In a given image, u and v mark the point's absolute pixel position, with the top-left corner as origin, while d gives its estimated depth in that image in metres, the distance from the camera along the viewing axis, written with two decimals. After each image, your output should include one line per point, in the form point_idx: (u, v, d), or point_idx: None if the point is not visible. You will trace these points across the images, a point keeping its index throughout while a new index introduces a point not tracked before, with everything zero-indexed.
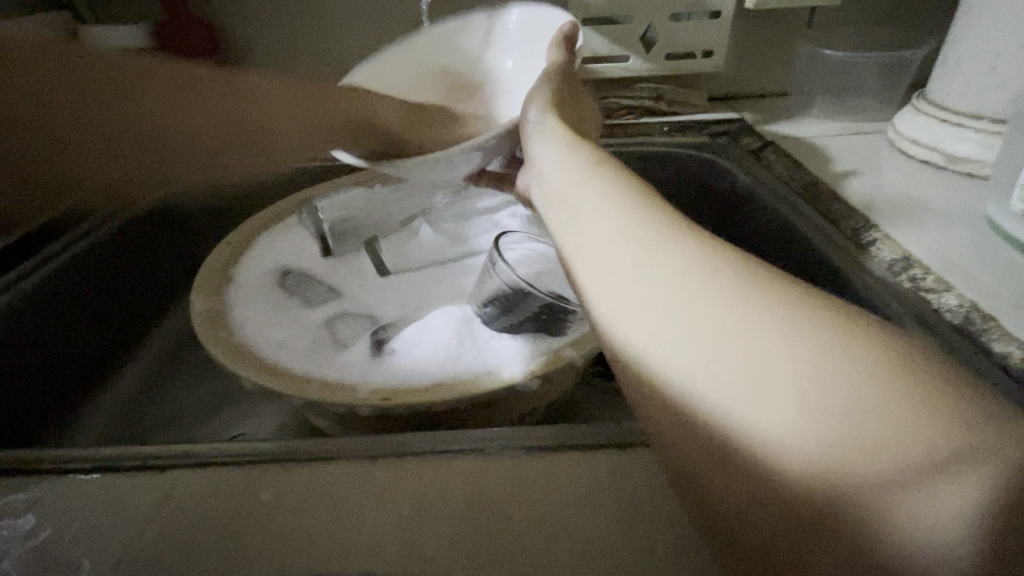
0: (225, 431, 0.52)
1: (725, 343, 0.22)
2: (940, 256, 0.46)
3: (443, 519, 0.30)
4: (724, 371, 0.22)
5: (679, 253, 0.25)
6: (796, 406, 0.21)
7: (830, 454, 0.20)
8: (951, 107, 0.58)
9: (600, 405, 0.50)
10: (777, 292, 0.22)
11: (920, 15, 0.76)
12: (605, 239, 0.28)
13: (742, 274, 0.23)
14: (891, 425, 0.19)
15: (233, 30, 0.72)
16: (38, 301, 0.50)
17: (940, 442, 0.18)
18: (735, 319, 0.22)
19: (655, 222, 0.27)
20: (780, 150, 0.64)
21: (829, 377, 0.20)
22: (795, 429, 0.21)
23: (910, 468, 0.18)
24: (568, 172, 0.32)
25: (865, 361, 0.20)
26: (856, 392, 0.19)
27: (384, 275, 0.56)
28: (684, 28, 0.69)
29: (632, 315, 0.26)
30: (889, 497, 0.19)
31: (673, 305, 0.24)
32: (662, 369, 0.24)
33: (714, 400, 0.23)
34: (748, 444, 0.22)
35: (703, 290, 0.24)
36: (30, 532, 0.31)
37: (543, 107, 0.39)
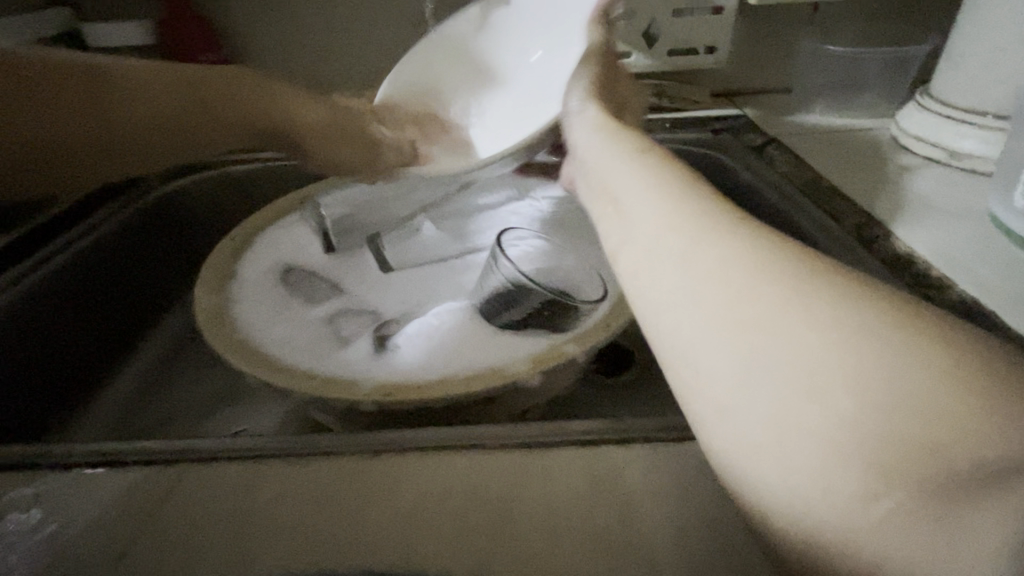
0: (227, 427, 0.52)
1: (769, 340, 0.21)
2: (941, 253, 0.46)
3: (444, 513, 0.31)
4: (766, 371, 0.21)
5: (726, 242, 0.23)
6: (844, 411, 0.19)
7: (876, 465, 0.19)
8: (955, 103, 0.58)
9: (600, 402, 0.50)
10: (832, 290, 0.21)
11: (923, 10, 0.76)
12: (642, 222, 0.26)
13: (794, 268, 0.22)
14: (946, 437, 0.18)
15: (235, 26, 0.72)
16: (36, 296, 0.50)
17: (992, 456, 0.18)
18: (784, 315, 0.21)
19: (695, 208, 0.25)
20: (782, 146, 0.64)
21: (889, 378, 0.19)
22: (842, 437, 0.19)
23: (956, 483, 0.18)
24: (605, 155, 0.30)
25: (928, 368, 0.18)
26: (916, 399, 0.18)
27: (387, 271, 0.56)
28: (686, 23, 0.69)
29: (668, 306, 0.23)
30: (932, 514, 0.18)
31: (715, 297, 0.22)
32: (696, 363, 0.22)
33: (753, 398, 0.21)
34: (782, 450, 0.20)
35: (752, 282, 0.22)
36: (36, 525, 0.31)
37: (583, 96, 0.37)
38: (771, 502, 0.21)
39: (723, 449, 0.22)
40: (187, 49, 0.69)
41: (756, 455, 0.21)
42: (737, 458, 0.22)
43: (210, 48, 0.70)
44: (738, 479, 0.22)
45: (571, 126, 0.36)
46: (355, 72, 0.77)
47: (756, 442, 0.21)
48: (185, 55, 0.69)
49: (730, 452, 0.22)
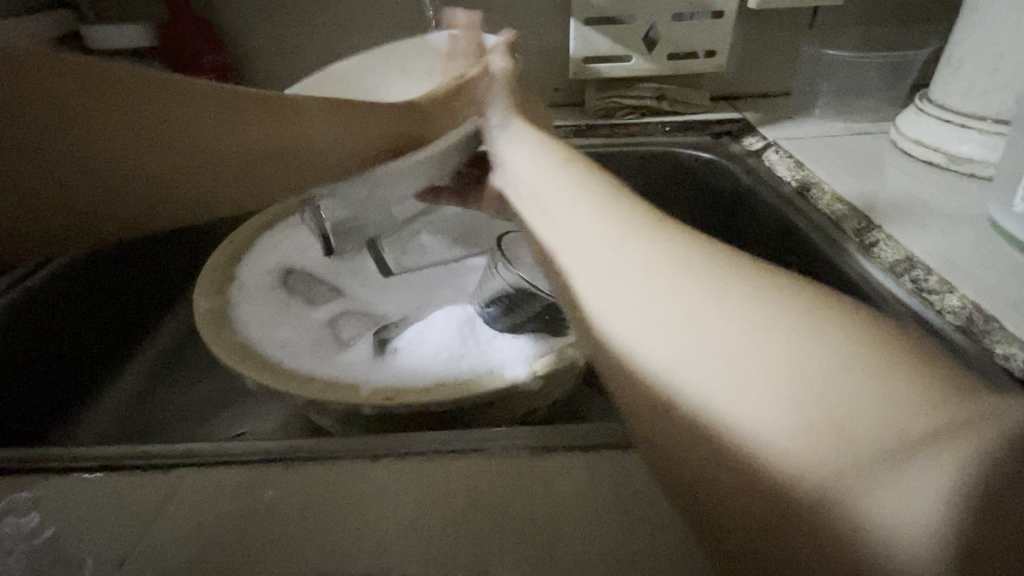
0: (228, 430, 0.52)
1: (704, 333, 0.24)
2: (941, 257, 0.46)
3: (445, 517, 0.30)
4: (704, 360, 0.24)
5: (653, 248, 0.27)
6: (770, 392, 0.22)
7: (807, 439, 0.21)
8: (954, 108, 0.58)
9: (600, 405, 0.50)
10: (750, 288, 0.24)
11: (923, 15, 0.76)
12: (588, 235, 0.30)
13: (723, 269, 0.25)
14: (863, 409, 0.20)
15: (236, 30, 0.73)
16: (35, 301, 0.50)
17: (916, 426, 0.19)
18: (710, 310, 0.24)
19: (643, 222, 0.29)
20: (783, 150, 0.64)
21: (811, 358, 0.21)
22: (771, 416, 0.22)
23: (888, 455, 0.19)
24: (547, 175, 0.36)
25: (838, 349, 0.21)
26: (828, 376, 0.21)
27: (387, 276, 0.57)
28: (685, 28, 0.69)
29: (620, 307, 0.27)
30: (870, 484, 0.19)
31: (654, 296, 0.26)
32: (658, 356, 0.25)
33: (706, 383, 0.24)
34: (725, 431, 0.23)
35: (683, 284, 0.25)
36: (33, 530, 0.31)
37: (506, 112, 0.46)
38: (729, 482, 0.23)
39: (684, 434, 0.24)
40: (189, 52, 0.68)
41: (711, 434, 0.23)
42: (698, 441, 0.24)
43: (210, 50, 0.69)
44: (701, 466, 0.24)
45: (502, 137, 0.44)
46: None
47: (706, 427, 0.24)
48: (186, 58, 0.69)
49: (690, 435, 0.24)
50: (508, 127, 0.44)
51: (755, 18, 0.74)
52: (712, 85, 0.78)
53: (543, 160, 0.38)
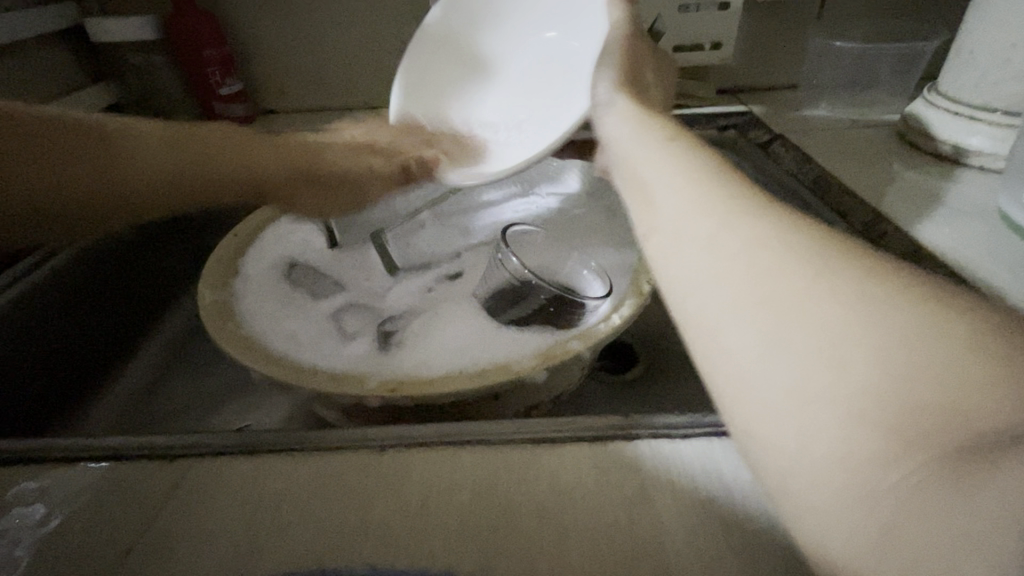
0: (233, 422, 0.52)
1: (794, 312, 0.18)
2: (952, 250, 0.46)
3: (452, 508, 0.30)
4: (794, 341, 0.18)
5: (759, 226, 0.20)
6: (867, 377, 0.17)
7: (901, 429, 0.17)
8: (964, 99, 0.57)
9: (607, 398, 0.50)
10: (856, 266, 0.19)
11: (932, 7, 0.75)
12: (674, 208, 0.23)
13: (822, 244, 0.20)
14: (973, 400, 0.16)
15: (239, 22, 0.72)
16: (38, 295, 0.51)
17: (1021, 417, 0.16)
18: (815, 290, 0.18)
19: (726, 186, 0.22)
20: (790, 143, 0.63)
21: (909, 343, 0.17)
22: (866, 406, 0.17)
23: (977, 446, 0.16)
24: (639, 147, 0.27)
25: (953, 337, 0.17)
26: (943, 365, 0.17)
27: (391, 271, 0.55)
28: (691, 20, 0.69)
29: (697, 284, 0.21)
30: (957, 477, 0.17)
31: (740, 270, 0.20)
32: (724, 337, 0.20)
33: (777, 371, 0.18)
34: (806, 421, 0.18)
35: (780, 259, 0.19)
36: (40, 521, 0.31)
37: (611, 87, 0.34)
38: (792, 477, 0.18)
39: (744, 429, 0.19)
40: (192, 45, 0.68)
41: (772, 432, 0.19)
42: (756, 437, 0.19)
43: (213, 44, 0.69)
44: (755, 454, 0.19)
45: (603, 119, 0.33)
46: (361, 69, 0.77)
47: (778, 418, 0.18)
48: (188, 51, 0.68)
49: (749, 430, 0.19)
50: (615, 105, 0.32)
51: (761, 10, 0.73)
52: (717, 78, 0.78)
53: (638, 134, 0.28)
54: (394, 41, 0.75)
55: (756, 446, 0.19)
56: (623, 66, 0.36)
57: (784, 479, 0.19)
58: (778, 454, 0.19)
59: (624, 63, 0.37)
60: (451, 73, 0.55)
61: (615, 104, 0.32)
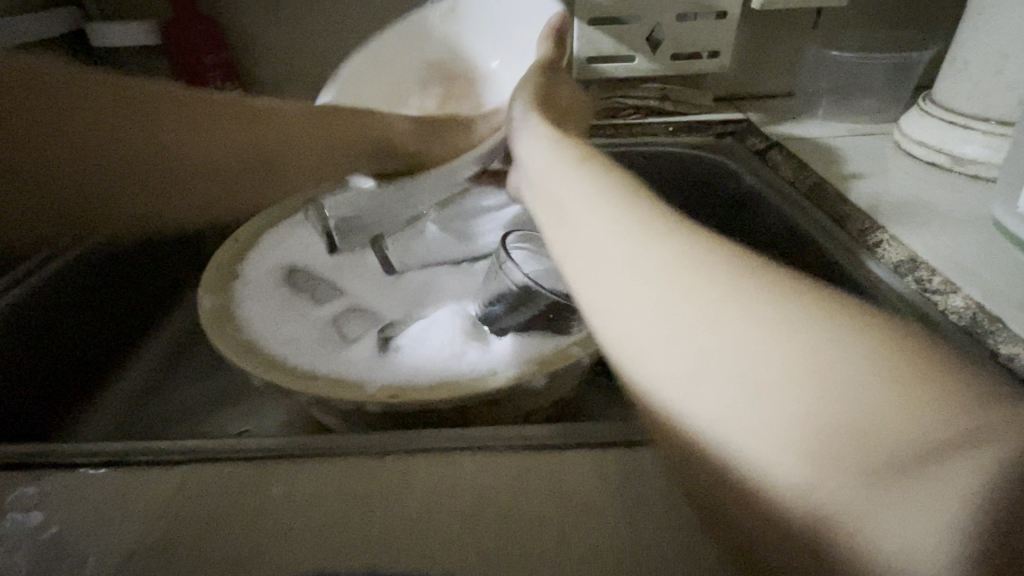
0: (232, 426, 0.52)
1: (706, 337, 0.22)
2: (946, 257, 0.46)
3: (452, 514, 0.31)
4: (712, 366, 0.22)
5: (669, 258, 0.24)
6: (781, 400, 0.20)
7: (822, 451, 0.19)
8: (958, 108, 0.58)
9: (605, 404, 0.51)
10: (756, 292, 0.21)
11: (926, 17, 0.76)
12: (596, 238, 0.26)
13: (726, 271, 0.22)
14: (880, 420, 0.18)
15: (241, 28, 0.73)
16: (38, 301, 0.51)
17: (938, 430, 0.18)
18: (719, 317, 0.22)
19: (642, 218, 0.25)
20: (787, 151, 0.64)
21: (815, 367, 0.19)
22: (784, 424, 0.20)
23: (900, 465, 0.18)
24: (560, 177, 0.29)
25: (850, 356, 0.19)
26: (847, 387, 0.19)
27: (392, 273, 0.56)
28: (689, 28, 0.69)
29: (626, 315, 0.24)
30: (880, 491, 0.18)
31: (658, 300, 0.23)
32: (659, 366, 0.23)
33: (706, 397, 0.22)
34: (738, 437, 0.21)
35: (689, 288, 0.23)
36: (38, 527, 0.31)
37: (525, 109, 0.37)
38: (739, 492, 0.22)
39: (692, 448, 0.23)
40: (193, 50, 0.68)
41: (715, 450, 0.22)
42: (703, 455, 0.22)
43: (214, 50, 0.69)
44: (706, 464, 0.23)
45: (518, 139, 0.35)
46: None
47: (716, 436, 0.22)
48: (190, 57, 0.69)
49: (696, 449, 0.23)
50: (533, 128, 0.34)
51: (759, 20, 0.74)
52: (715, 85, 0.78)
53: (558, 161, 0.30)
54: None
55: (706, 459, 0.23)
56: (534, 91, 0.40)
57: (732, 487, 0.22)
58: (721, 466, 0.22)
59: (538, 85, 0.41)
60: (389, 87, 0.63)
61: (529, 125, 0.35)
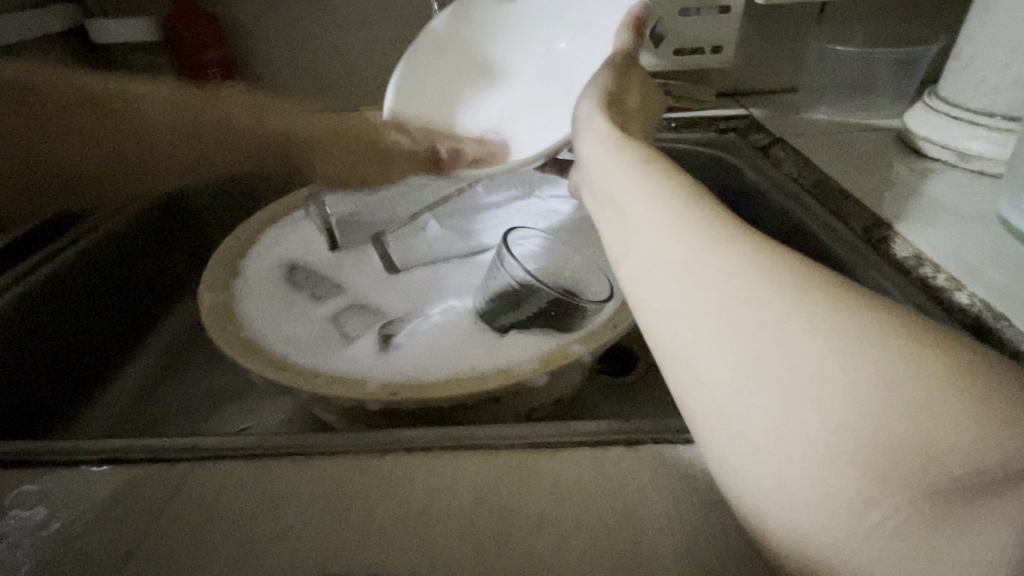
0: (234, 424, 0.52)
1: (768, 347, 0.20)
2: (951, 255, 0.46)
3: (452, 512, 0.31)
4: (768, 378, 0.20)
5: (740, 260, 0.21)
6: (843, 419, 0.18)
7: (878, 473, 0.18)
8: (963, 103, 0.58)
9: (607, 402, 0.50)
10: (828, 305, 0.20)
11: (931, 12, 0.75)
12: (647, 234, 0.24)
13: (798, 280, 0.20)
14: (954, 447, 0.17)
15: (240, 23, 0.72)
16: (41, 296, 0.51)
17: (1002, 461, 0.17)
18: (787, 329, 0.19)
19: (711, 219, 0.23)
20: (790, 147, 0.64)
21: (886, 385, 0.18)
22: (846, 449, 0.18)
23: (960, 490, 0.17)
24: (613, 172, 0.27)
25: (929, 379, 0.18)
26: (914, 408, 0.17)
27: (393, 272, 0.55)
28: (692, 23, 0.69)
29: (677, 315, 0.22)
30: (936, 519, 0.18)
31: (717, 304, 0.21)
32: (709, 373, 0.21)
33: (758, 408, 0.20)
34: (782, 451, 0.20)
35: (752, 293, 0.20)
36: (41, 523, 0.31)
37: (592, 108, 0.33)
38: (775, 509, 0.20)
39: (728, 458, 0.21)
40: (192, 46, 0.68)
41: (756, 461, 0.20)
42: (740, 465, 0.21)
43: (214, 45, 0.69)
44: (735, 480, 0.21)
45: (580, 134, 0.32)
46: (361, 72, 0.77)
47: (757, 449, 0.20)
48: (189, 53, 0.68)
49: (732, 459, 0.21)
50: (593, 122, 0.31)
51: (761, 15, 0.73)
52: (718, 81, 0.78)
53: (614, 153, 0.28)
54: (395, 44, 0.75)
55: (738, 476, 0.21)
56: (605, 91, 0.36)
57: (765, 509, 0.21)
58: (757, 486, 0.20)
59: (608, 83, 0.37)
60: (443, 90, 0.58)
61: (593, 120, 0.31)
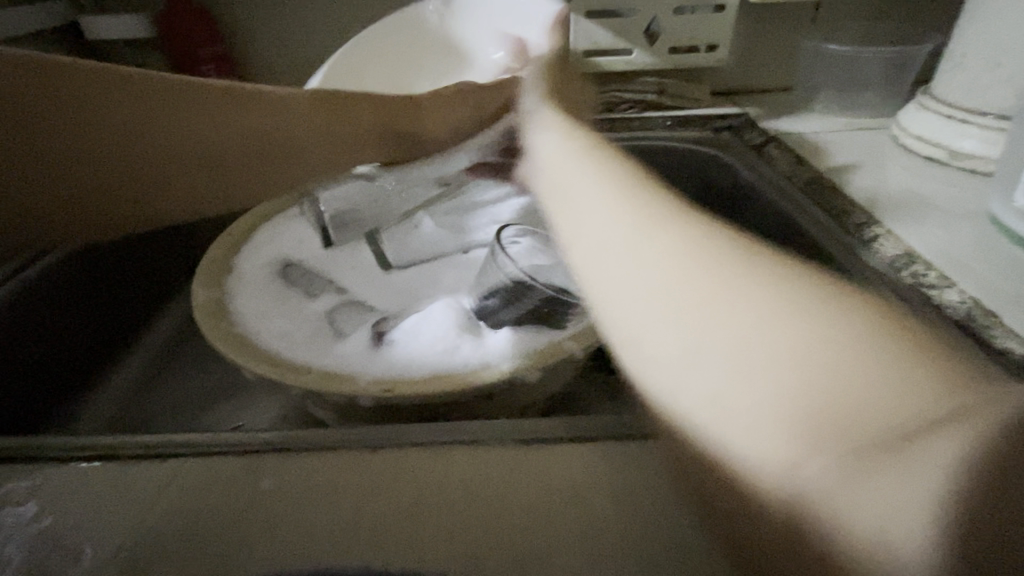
0: (228, 421, 0.52)
1: (706, 318, 0.21)
2: (941, 251, 0.46)
3: (444, 506, 0.31)
4: (713, 349, 0.21)
5: (671, 231, 0.23)
6: (771, 378, 0.19)
7: (806, 431, 0.19)
8: (956, 102, 0.58)
9: (600, 399, 0.50)
10: (764, 277, 0.21)
11: (923, 12, 0.76)
12: (598, 220, 0.25)
13: (723, 245, 0.22)
14: (863, 403, 0.18)
15: (235, 18, 0.72)
16: (34, 292, 0.51)
17: (922, 412, 0.17)
18: (712, 295, 0.21)
19: (636, 194, 0.25)
20: (783, 146, 0.64)
21: (804, 343, 0.19)
22: (780, 411, 0.19)
23: (886, 443, 0.17)
24: (554, 152, 0.30)
25: (847, 337, 0.19)
26: (835, 363, 0.18)
27: (385, 269, 0.56)
28: (687, 21, 0.69)
29: (615, 291, 0.24)
30: (862, 471, 0.18)
31: (649, 277, 0.23)
32: (648, 348, 0.22)
33: (694, 377, 0.21)
34: (722, 418, 0.21)
35: (694, 271, 0.22)
36: (31, 520, 0.31)
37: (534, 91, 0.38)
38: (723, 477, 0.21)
39: (677, 430, 0.22)
40: (187, 43, 0.68)
41: (696, 428, 0.21)
42: (685, 434, 0.22)
43: (209, 42, 0.69)
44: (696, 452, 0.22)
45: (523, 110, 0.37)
46: None
47: (699, 415, 0.21)
48: (184, 49, 0.68)
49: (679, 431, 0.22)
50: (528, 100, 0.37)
51: (755, 14, 0.74)
52: (712, 80, 0.78)
53: (567, 142, 0.29)
54: None
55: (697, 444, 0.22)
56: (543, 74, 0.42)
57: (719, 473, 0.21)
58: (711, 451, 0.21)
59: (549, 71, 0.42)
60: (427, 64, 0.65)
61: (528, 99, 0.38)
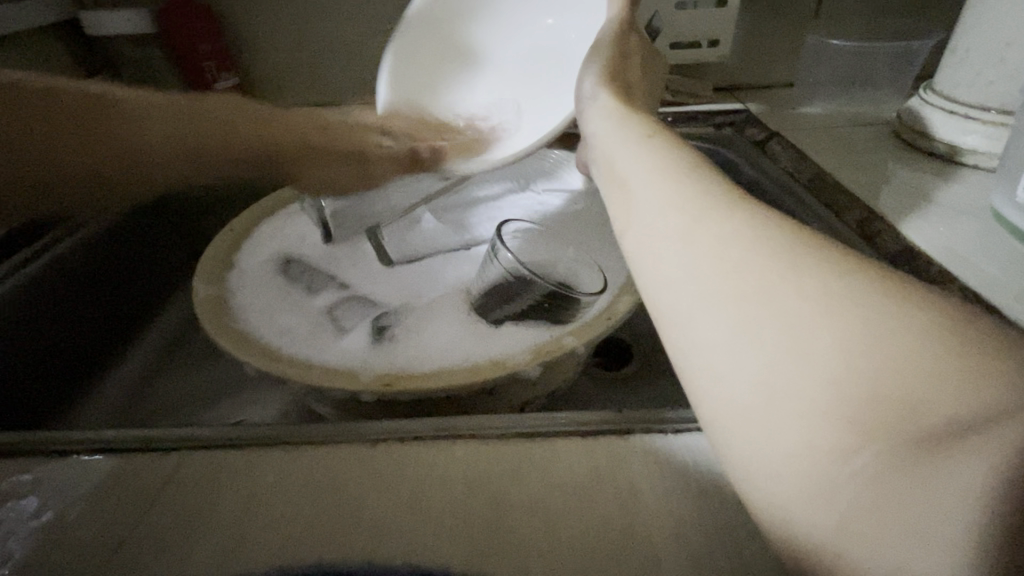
0: (229, 416, 0.52)
1: (758, 306, 0.20)
2: (944, 247, 0.46)
3: (445, 500, 0.31)
4: (762, 336, 0.20)
5: (733, 223, 0.22)
6: (825, 368, 0.19)
7: (857, 422, 0.18)
8: (958, 98, 0.58)
9: (601, 396, 0.51)
10: (821, 270, 0.20)
11: (926, 7, 0.76)
12: (647, 206, 0.25)
13: (786, 241, 0.21)
14: (922, 399, 0.17)
15: (235, 14, 0.72)
16: (37, 287, 0.51)
17: (979, 410, 0.17)
18: (773, 285, 0.20)
19: (701, 187, 0.24)
20: (786, 141, 0.64)
21: (866, 338, 0.18)
22: (830, 404, 0.18)
23: (938, 438, 0.17)
24: (617, 141, 0.29)
25: (910, 333, 0.18)
26: (896, 358, 0.18)
27: (387, 265, 0.55)
28: (689, 16, 0.69)
29: (669, 276, 0.23)
30: (911, 468, 0.17)
31: (704, 265, 0.22)
32: (695, 334, 0.21)
33: (743, 365, 0.20)
34: (768, 409, 0.20)
35: (753, 260, 0.21)
36: (34, 513, 0.31)
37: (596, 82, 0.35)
38: (759, 469, 0.20)
39: (714, 419, 0.21)
40: (187, 39, 0.68)
41: (737, 417, 0.20)
42: (722, 422, 0.21)
43: (208, 38, 0.69)
44: (726, 442, 0.21)
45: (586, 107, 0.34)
46: (358, 65, 0.77)
47: (742, 405, 0.20)
48: (184, 44, 0.68)
49: (716, 420, 0.21)
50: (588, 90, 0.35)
51: (757, 10, 0.74)
52: (714, 76, 0.78)
53: (618, 131, 0.29)
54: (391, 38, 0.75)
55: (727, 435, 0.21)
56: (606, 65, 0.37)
57: (749, 465, 0.20)
58: (743, 440, 0.20)
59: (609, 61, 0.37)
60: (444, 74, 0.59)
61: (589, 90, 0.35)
